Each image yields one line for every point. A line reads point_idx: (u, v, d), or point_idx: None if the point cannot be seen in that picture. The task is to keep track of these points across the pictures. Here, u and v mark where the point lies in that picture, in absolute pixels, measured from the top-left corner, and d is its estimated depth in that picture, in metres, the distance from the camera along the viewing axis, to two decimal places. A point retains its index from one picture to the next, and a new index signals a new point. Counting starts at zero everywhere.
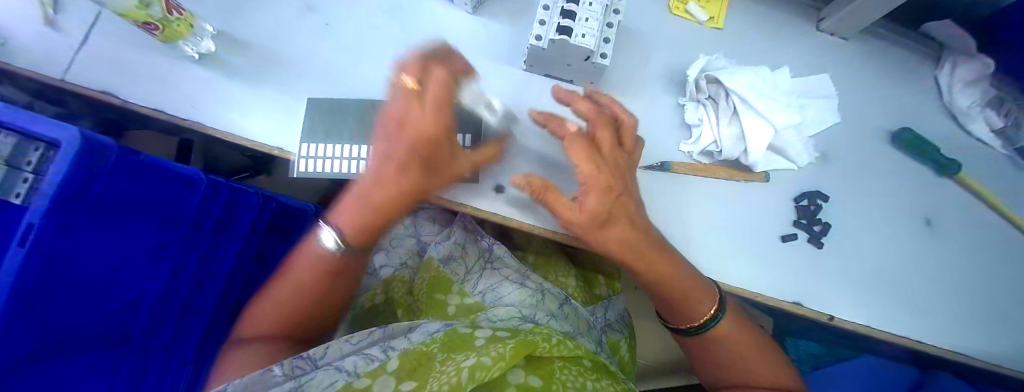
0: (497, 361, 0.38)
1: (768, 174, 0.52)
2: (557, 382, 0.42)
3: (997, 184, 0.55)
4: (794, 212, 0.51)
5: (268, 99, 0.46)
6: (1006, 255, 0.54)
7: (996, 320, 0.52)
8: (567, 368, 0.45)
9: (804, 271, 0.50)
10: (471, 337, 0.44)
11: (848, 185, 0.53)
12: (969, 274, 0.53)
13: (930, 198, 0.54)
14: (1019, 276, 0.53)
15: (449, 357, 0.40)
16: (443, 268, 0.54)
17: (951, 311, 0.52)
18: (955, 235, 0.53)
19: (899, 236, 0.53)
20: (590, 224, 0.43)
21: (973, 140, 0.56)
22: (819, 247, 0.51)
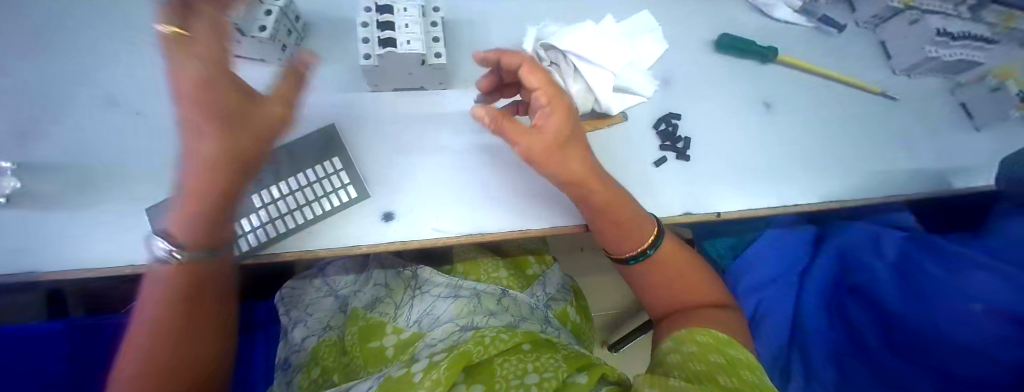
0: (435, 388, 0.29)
1: (625, 114, 0.55)
2: (506, 378, 0.33)
3: (806, 54, 0.66)
4: (658, 138, 0.55)
5: (103, 218, 0.40)
6: (832, 106, 0.63)
7: (848, 158, 0.61)
8: (510, 360, 0.35)
9: (684, 183, 0.53)
10: (409, 374, 0.33)
11: (694, 98, 0.59)
12: (811, 134, 0.61)
13: (760, 86, 0.62)
14: (846, 118, 0.63)
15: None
16: (370, 313, 0.47)
17: (811, 169, 0.59)
18: (787, 110, 0.62)
19: (749, 124, 0.60)
20: (552, 147, 0.40)
21: (772, 31, 0.66)
22: (688, 160, 0.54)
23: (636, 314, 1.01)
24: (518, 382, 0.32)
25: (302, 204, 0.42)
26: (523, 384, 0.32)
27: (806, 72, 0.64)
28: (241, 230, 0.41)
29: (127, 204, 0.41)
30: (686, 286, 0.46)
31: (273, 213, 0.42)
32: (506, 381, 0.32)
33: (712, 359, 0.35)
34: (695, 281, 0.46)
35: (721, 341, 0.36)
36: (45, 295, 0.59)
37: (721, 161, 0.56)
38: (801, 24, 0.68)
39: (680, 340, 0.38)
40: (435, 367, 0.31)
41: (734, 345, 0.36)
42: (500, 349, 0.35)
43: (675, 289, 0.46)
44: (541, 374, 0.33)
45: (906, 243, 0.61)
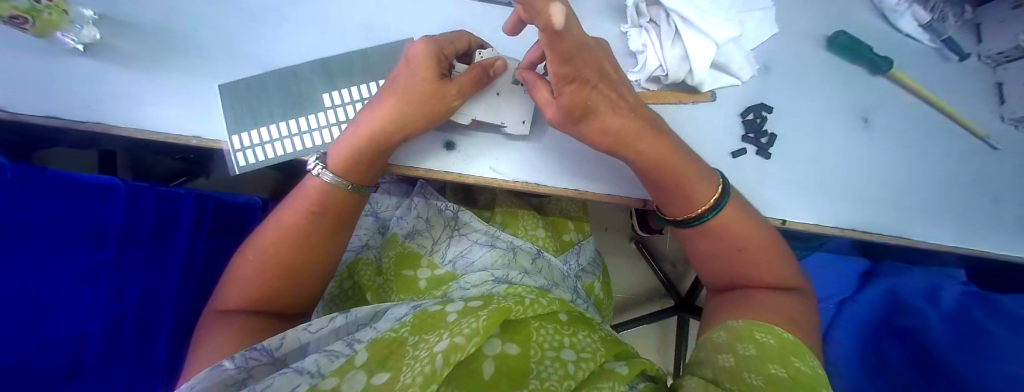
0: (474, 336, 0.24)
1: (715, 93, 0.50)
2: (542, 345, 0.27)
3: (927, 77, 0.56)
4: (742, 126, 0.50)
5: (178, 87, 0.41)
6: (947, 137, 0.55)
7: (946, 196, 0.54)
8: (545, 327, 0.29)
9: (754, 181, 0.49)
10: (445, 312, 0.30)
11: (789, 93, 0.53)
12: (912, 161, 0.54)
13: (869, 97, 0.54)
14: (960, 154, 0.55)
15: (424, 340, 0.27)
16: (409, 242, 0.47)
17: (900, 201, 0.53)
18: (891, 128, 0.54)
19: (843, 135, 0.53)
20: (565, 118, 0.36)
21: (890, 40, 0.57)
22: (768, 158, 0.49)
23: (645, 303, 0.98)
24: (553, 354, 0.27)
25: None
26: (557, 358, 0.26)
27: (915, 95, 0.55)
28: (307, 130, 0.42)
29: (200, 79, 0.42)
30: (747, 268, 0.39)
31: (340, 119, 0.43)
32: (541, 348, 0.27)
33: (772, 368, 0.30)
34: (765, 263, 0.39)
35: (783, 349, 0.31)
36: (98, 150, 0.61)
37: (801, 168, 0.51)
38: (920, 40, 0.57)
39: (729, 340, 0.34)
40: (474, 314, 0.27)
41: (800, 357, 0.31)
42: (538, 312, 0.29)
43: (738, 267, 0.40)
44: (578, 353, 0.27)
45: (966, 297, 0.56)
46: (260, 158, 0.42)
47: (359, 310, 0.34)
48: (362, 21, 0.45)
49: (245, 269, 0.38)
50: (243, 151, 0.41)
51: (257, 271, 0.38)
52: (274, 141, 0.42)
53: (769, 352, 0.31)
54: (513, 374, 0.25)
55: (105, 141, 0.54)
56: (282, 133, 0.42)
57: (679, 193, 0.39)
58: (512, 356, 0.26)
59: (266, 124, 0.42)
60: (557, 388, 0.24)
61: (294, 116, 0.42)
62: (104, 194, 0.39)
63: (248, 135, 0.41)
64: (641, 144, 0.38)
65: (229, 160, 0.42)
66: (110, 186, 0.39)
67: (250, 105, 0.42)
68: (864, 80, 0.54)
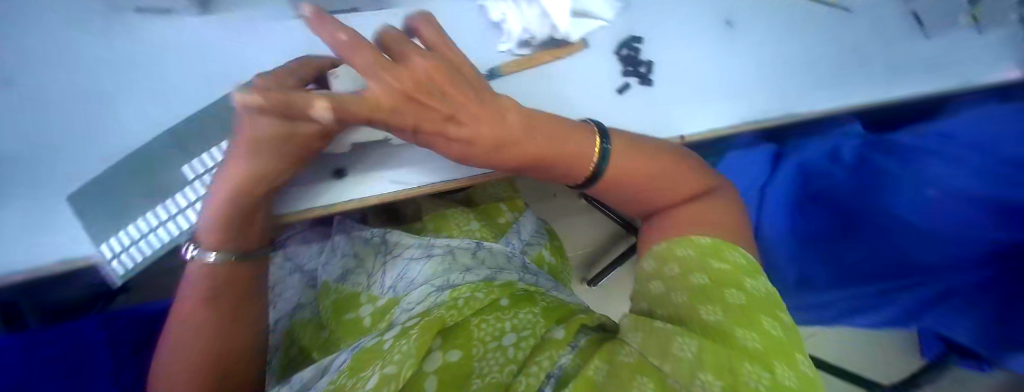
0: (407, 360, 0.23)
1: (586, 40, 0.51)
2: (484, 341, 0.27)
3: None
4: (620, 62, 0.52)
5: (14, 218, 0.36)
6: (801, 15, 0.59)
7: (815, 66, 0.58)
8: (486, 321, 0.29)
9: (648, 108, 0.52)
10: (384, 343, 0.29)
11: (653, 18, 0.55)
12: (779, 44, 0.58)
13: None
14: (816, 25, 0.59)
15: (360, 379, 0.25)
16: (343, 285, 0.45)
17: (777, 83, 0.57)
18: (750, 22, 0.58)
19: (710, 41, 0.56)
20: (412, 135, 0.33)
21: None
22: (650, 84, 0.52)
23: (608, 249, 1.04)
24: (494, 344, 0.27)
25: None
26: (500, 348, 0.27)
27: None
28: (182, 210, 0.37)
29: (38, 199, 0.37)
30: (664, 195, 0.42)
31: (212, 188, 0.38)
32: (484, 343, 0.27)
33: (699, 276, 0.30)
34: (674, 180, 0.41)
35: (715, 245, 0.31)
36: None
37: (684, 85, 0.54)
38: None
39: (661, 262, 0.32)
40: (408, 334, 0.26)
41: (732, 247, 0.30)
42: (474, 308, 0.29)
43: (652, 195, 0.42)
44: (518, 335, 0.28)
45: (868, 150, 0.66)
46: (138, 259, 0.36)
47: (303, 375, 0.32)
48: (203, 74, 0.40)
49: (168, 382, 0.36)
50: (117, 257, 0.36)
51: (183, 378, 0.36)
52: (145, 237, 0.36)
53: (705, 252, 0.30)
54: (459, 382, 0.25)
55: None
56: (150, 225, 0.36)
57: (574, 162, 0.38)
58: (455, 364, 0.26)
59: (132, 221, 0.36)
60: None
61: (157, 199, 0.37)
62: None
63: (115, 240, 0.36)
64: (528, 143, 0.36)
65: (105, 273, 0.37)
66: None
67: (104, 207, 0.37)
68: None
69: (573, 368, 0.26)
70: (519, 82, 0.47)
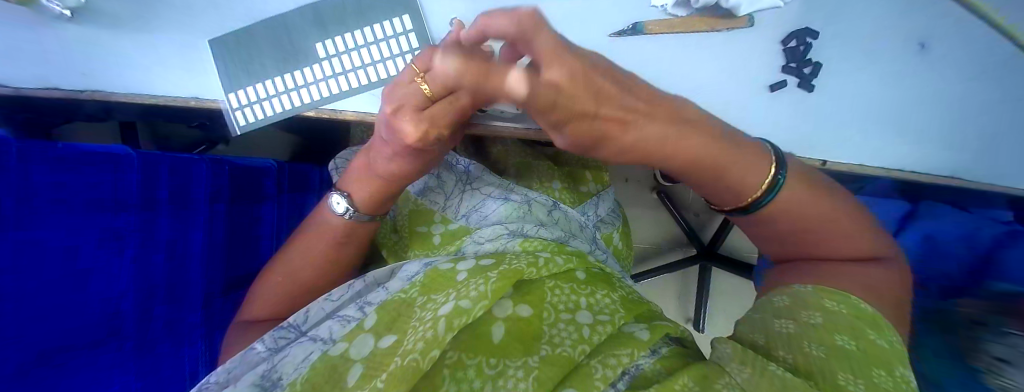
0: (480, 300, 0.23)
1: (752, 18, 0.43)
2: (556, 307, 0.26)
3: None
4: (783, 56, 0.44)
5: (169, 49, 0.39)
6: None
7: None
8: (560, 288, 0.28)
9: (798, 119, 0.44)
10: (455, 271, 0.29)
11: (839, 14, 0.44)
12: (990, 87, 0.46)
13: (932, 20, 0.45)
14: None
15: (430, 300, 0.26)
16: (421, 199, 0.45)
17: (967, 135, 0.46)
18: (964, 50, 0.45)
19: (904, 62, 0.45)
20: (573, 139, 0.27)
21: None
22: (810, 91, 0.44)
23: (665, 255, 0.97)
24: (566, 316, 0.25)
25: (364, 60, 0.39)
26: (573, 321, 0.25)
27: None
28: (300, 85, 0.39)
29: (187, 39, 0.39)
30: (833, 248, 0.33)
31: (330, 73, 0.39)
32: (554, 310, 0.26)
33: (856, 332, 0.26)
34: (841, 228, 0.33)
35: (857, 320, 0.27)
36: (116, 122, 0.61)
37: (847, 104, 0.44)
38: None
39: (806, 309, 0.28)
40: (484, 274, 0.26)
41: (877, 331, 0.26)
42: (553, 271, 0.28)
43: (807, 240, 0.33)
44: (595, 315, 0.25)
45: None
46: (257, 117, 0.40)
47: (376, 273, 0.34)
48: None
49: (268, 284, 0.37)
50: (240, 109, 0.40)
51: (300, 279, 0.37)
52: (269, 99, 0.40)
53: (832, 324, 0.26)
54: (523, 337, 0.24)
55: (111, 111, 0.53)
56: (277, 89, 0.40)
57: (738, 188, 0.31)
58: (523, 319, 0.24)
59: (261, 80, 0.40)
60: (571, 353, 0.22)
61: (284, 65, 0.39)
62: (110, 164, 0.34)
63: (245, 92, 0.39)
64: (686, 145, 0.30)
65: (227, 120, 0.40)
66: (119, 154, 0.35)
67: (245, 60, 0.39)
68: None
69: (655, 371, 0.22)
70: (666, 41, 0.43)
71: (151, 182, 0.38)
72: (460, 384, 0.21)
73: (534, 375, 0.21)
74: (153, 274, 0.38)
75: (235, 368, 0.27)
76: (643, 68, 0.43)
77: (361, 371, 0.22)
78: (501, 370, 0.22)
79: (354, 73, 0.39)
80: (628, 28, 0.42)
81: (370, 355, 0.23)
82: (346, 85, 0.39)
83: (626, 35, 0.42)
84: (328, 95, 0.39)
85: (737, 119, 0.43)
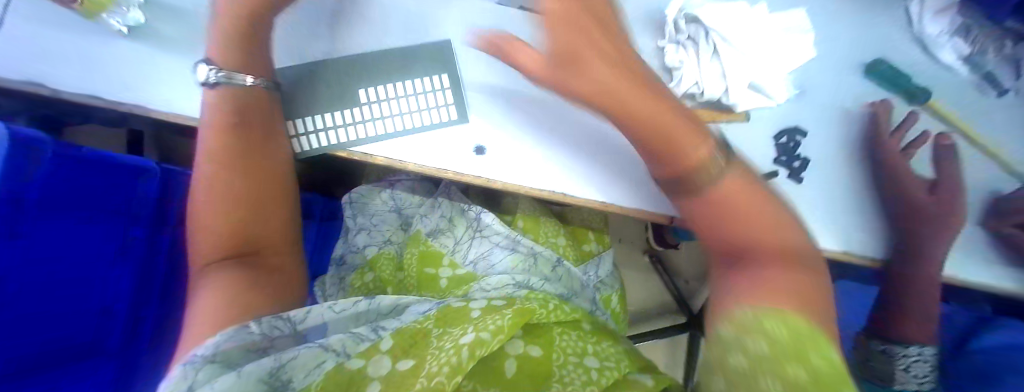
0: (498, 333, 0.25)
1: (748, 114, 0.48)
2: (564, 349, 0.28)
3: (1004, 116, 0.49)
4: (774, 149, 0.48)
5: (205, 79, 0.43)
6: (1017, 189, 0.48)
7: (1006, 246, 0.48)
8: (568, 334, 0.30)
9: (790, 206, 0.47)
10: (468, 308, 0.30)
11: (825, 122, 0.49)
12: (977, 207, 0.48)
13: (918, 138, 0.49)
14: None
15: (446, 333, 0.27)
16: (431, 240, 0.47)
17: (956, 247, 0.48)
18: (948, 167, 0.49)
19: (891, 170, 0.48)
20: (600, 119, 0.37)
21: (923, 69, 0.50)
22: (799, 183, 0.47)
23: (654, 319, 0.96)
24: (577, 361, 0.27)
25: (399, 110, 0.44)
26: (580, 364, 0.27)
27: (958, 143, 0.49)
28: (345, 124, 0.43)
29: None
30: None
31: (365, 117, 0.43)
32: (564, 352, 0.27)
33: None
34: None
35: None
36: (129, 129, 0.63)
37: (835, 196, 0.48)
38: (936, 60, 0.50)
39: None
40: (499, 312, 0.28)
41: None
42: (562, 318, 0.30)
43: None
44: (602, 361, 0.27)
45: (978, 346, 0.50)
46: (303, 147, 0.44)
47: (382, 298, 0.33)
48: (399, 20, 0.46)
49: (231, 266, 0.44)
50: (293, 138, 0.44)
51: None
52: (313, 133, 0.44)
53: None
54: (534, 375, 0.25)
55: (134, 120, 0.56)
56: (324, 125, 0.44)
57: None
58: (533, 358, 0.26)
59: (314, 113, 0.44)
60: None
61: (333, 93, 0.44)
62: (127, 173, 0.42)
63: (298, 123, 0.44)
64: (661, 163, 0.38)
65: None
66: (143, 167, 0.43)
67: (304, 94, 0.44)
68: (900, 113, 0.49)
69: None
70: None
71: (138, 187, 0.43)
72: None
73: None
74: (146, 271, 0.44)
75: (225, 341, 0.25)
76: None
77: None
78: None
79: (391, 118, 0.44)
80: None
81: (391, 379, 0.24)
82: (383, 129, 0.43)
83: None
84: (366, 137, 0.43)
85: None
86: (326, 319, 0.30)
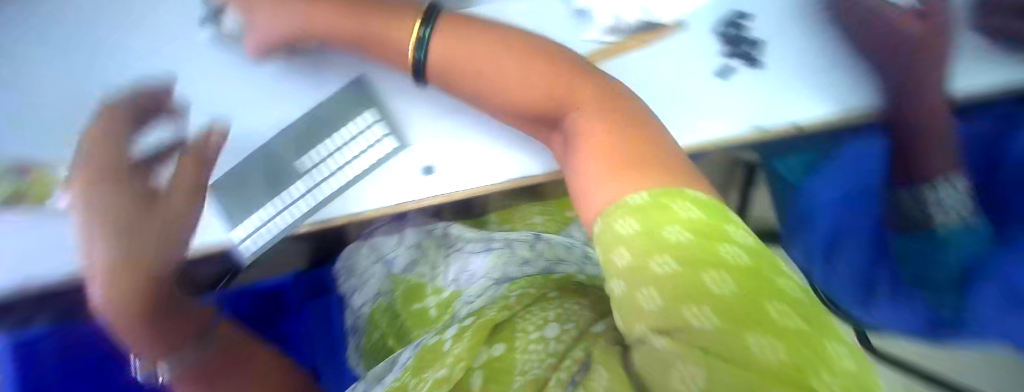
0: (457, 362, 0.24)
1: (681, 22, 0.45)
2: (527, 331, 0.27)
3: None
4: (722, 43, 0.45)
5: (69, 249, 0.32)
6: None
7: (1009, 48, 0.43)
8: (531, 313, 0.29)
9: (761, 89, 0.43)
10: (441, 342, 0.28)
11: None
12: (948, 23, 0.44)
13: None
14: None
15: (420, 381, 0.26)
16: (410, 275, 0.46)
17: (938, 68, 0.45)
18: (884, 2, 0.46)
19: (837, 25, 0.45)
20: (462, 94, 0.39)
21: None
22: (760, 66, 0.44)
23: None
24: (536, 336, 0.27)
25: (345, 158, 0.35)
26: (542, 338, 0.26)
27: None
28: (297, 197, 0.34)
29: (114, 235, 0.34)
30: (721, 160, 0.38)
31: (317, 180, 0.35)
32: (524, 336, 0.27)
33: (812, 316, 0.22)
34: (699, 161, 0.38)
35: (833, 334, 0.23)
36: None
37: (792, 64, 0.44)
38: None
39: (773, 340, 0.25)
40: (462, 334, 0.28)
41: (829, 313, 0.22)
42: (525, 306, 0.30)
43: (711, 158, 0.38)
44: (561, 324, 0.27)
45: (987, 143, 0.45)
46: (255, 249, 0.33)
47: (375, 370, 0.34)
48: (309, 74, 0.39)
49: None
50: (241, 245, 0.33)
51: None
52: (261, 227, 0.33)
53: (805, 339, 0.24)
54: (495, 376, 0.24)
55: None
56: (264, 218, 0.34)
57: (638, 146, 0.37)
58: (496, 359, 0.26)
59: (259, 207, 0.34)
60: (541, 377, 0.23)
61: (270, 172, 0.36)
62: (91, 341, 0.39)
63: (244, 225, 0.33)
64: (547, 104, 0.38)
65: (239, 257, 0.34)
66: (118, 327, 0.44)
67: (241, 192, 0.34)
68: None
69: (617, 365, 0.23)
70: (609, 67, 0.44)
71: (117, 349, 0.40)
72: None
73: None
74: None
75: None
76: None
77: None
78: None
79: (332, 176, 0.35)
80: None
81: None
82: (337, 185, 0.35)
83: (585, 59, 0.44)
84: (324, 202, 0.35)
85: (697, 114, 0.42)
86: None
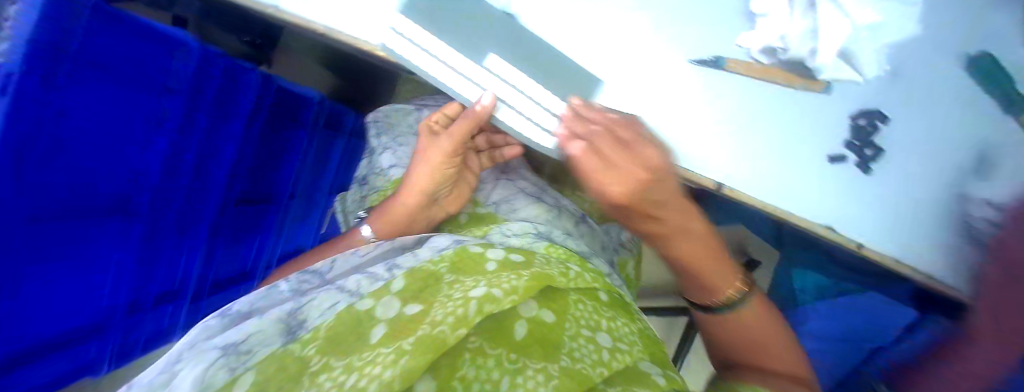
0: (511, 293, 0.23)
1: (831, 84, 0.40)
2: (578, 320, 0.26)
3: None
4: (849, 131, 0.40)
5: None
6: None
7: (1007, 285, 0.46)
8: (583, 303, 0.28)
9: (848, 194, 0.41)
10: (484, 255, 0.28)
11: (910, 109, 0.41)
12: None
13: (1000, 140, 0.42)
14: None
15: (458, 281, 0.26)
16: None
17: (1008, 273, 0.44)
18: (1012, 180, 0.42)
19: (959, 179, 0.42)
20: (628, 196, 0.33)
21: None
22: (865, 172, 0.41)
23: (661, 294, 0.94)
24: (588, 334, 0.25)
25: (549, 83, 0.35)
26: (593, 340, 0.25)
27: None
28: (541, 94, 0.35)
29: None
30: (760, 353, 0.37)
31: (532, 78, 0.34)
32: (576, 322, 0.26)
33: None
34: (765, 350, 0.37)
35: None
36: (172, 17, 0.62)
37: (893, 186, 0.41)
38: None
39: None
40: (514, 270, 0.26)
41: None
42: (580, 286, 0.28)
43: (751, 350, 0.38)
44: (615, 341, 0.26)
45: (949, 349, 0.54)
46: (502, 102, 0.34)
47: (404, 239, 0.34)
48: None
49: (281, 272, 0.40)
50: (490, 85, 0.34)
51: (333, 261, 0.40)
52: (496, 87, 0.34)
53: None
54: (544, 341, 0.24)
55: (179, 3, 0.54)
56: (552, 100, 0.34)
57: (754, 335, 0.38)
58: (545, 324, 0.25)
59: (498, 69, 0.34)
60: (590, 374, 0.23)
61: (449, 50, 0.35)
62: (168, 48, 0.34)
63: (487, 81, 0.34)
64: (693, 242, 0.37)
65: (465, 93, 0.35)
66: (181, 41, 0.35)
67: (480, 33, 0.34)
68: (984, 120, 0.41)
69: None
70: (727, 79, 0.39)
71: (205, 78, 0.38)
72: (481, 371, 0.22)
73: (554, 383, 0.21)
74: (172, 181, 0.38)
75: (257, 301, 0.26)
76: (734, 110, 0.39)
77: (386, 332, 0.22)
78: (520, 367, 0.22)
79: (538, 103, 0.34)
80: (710, 59, 0.39)
81: (427, 338, 0.20)
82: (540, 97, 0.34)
83: (704, 65, 0.39)
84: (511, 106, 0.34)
85: (780, 191, 0.40)
86: (351, 264, 0.31)
